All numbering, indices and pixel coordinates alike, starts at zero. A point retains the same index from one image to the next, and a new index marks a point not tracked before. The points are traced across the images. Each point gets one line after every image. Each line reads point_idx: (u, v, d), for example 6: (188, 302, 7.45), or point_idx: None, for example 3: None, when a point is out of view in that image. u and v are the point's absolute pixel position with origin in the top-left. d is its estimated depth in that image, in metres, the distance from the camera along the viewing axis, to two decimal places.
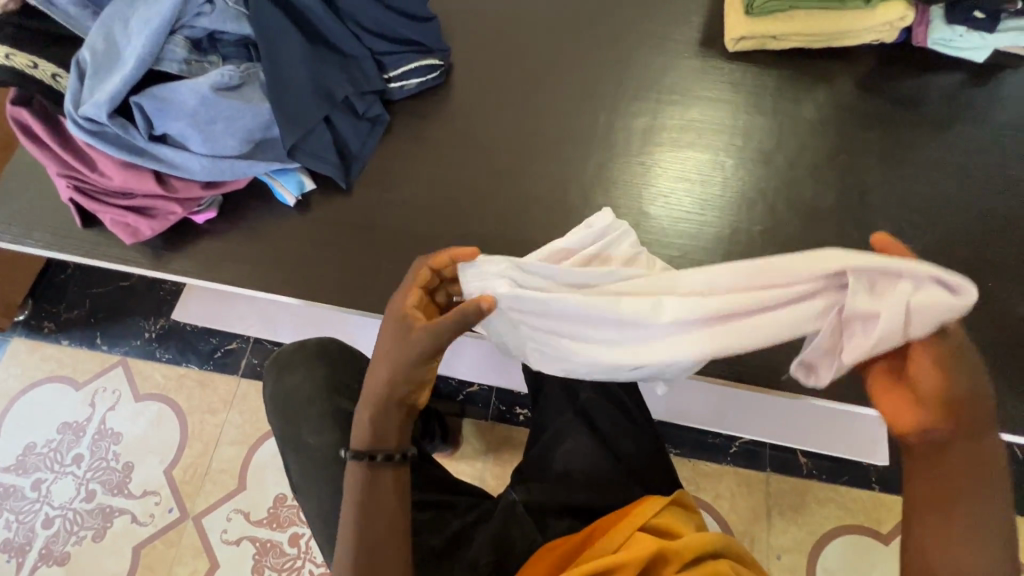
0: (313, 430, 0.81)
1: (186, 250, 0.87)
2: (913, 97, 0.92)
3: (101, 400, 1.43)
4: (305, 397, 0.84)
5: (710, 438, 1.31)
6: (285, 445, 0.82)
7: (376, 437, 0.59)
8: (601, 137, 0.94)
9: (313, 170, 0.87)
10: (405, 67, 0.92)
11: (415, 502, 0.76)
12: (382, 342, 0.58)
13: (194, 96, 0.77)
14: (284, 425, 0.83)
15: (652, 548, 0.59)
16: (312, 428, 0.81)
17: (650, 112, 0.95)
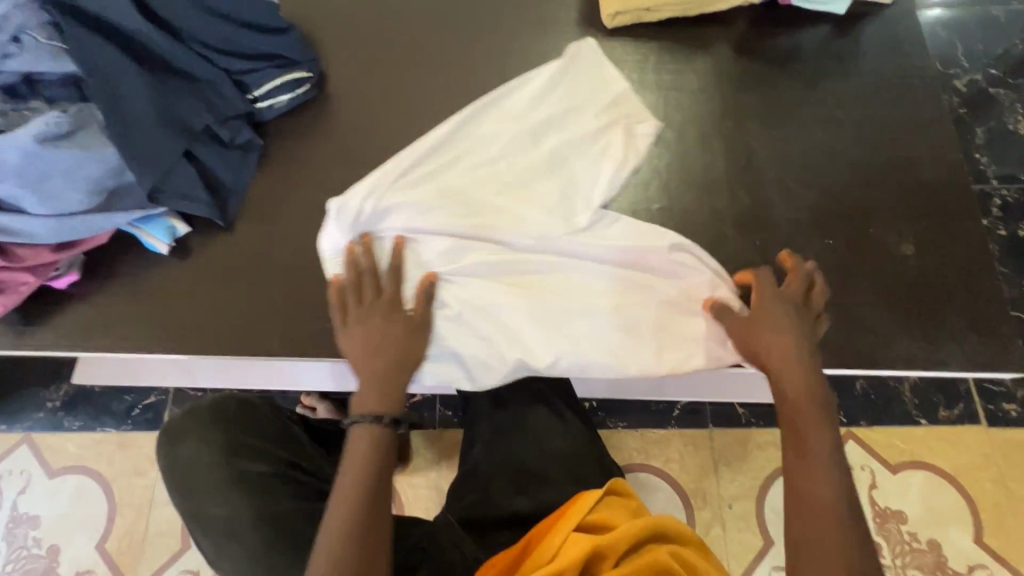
0: (217, 500, 0.78)
1: (52, 320, 0.79)
2: (787, 54, 0.94)
3: (9, 485, 1.30)
4: (203, 467, 0.79)
5: (653, 405, 1.35)
6: (189, 520, 0.78)
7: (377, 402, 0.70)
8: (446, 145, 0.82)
9: (183, 212, 0.80)
10: (268, 85, 0.85)
11: None
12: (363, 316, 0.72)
13: (16, 152, 0.68)
14: (185, 500, 0.78)
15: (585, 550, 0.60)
16: (215, 499, 0.78)
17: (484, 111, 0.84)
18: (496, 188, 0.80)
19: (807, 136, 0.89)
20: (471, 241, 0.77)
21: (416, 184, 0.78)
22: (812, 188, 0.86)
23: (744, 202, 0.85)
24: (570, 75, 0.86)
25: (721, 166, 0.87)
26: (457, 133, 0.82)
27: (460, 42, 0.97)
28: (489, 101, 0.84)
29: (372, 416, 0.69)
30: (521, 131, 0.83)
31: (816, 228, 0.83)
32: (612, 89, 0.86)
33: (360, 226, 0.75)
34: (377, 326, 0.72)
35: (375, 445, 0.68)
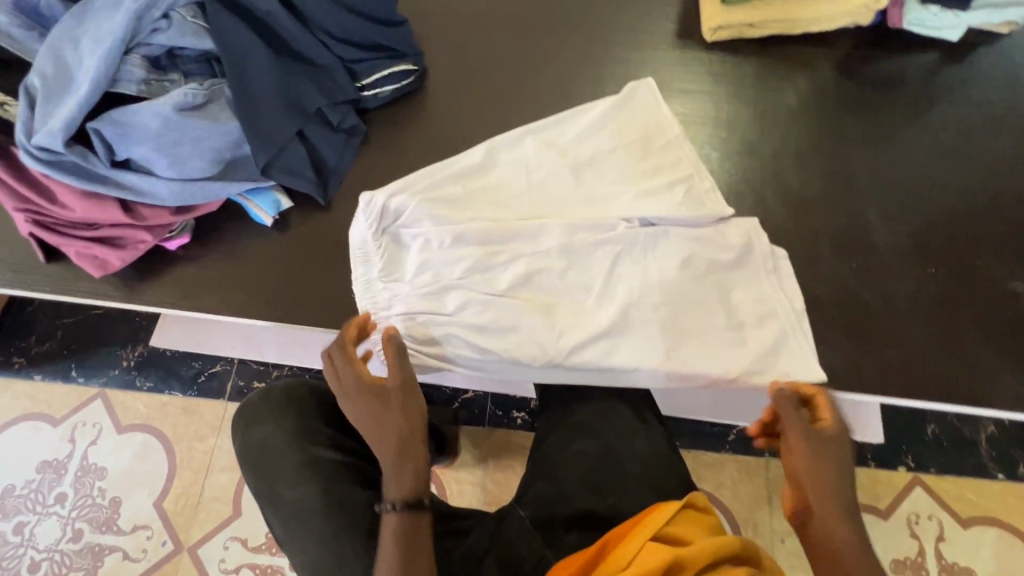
0: (291, 483, 0.80)
1: (160, 278, 0.83)
2: (891, 78, 0.92)
3: (81, 435, 1.37)
4: (276, 450, 0.82)
5: (708, 428, 1.31)
6: (263, 501, 0.80)
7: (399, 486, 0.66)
8: (490, 155, 0.84)
9: (289, 187, 0.84)
10: (378, 74, 0.88)
11: None
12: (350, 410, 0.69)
13: (156, 118, 0.73)
14: (259, 481, 0.81)
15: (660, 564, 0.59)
16: (288, 482, 0.80)
17: (542, 133, 0.85)
18: (525, 215, 0.81)
19: (909, 162, 0.86)
20: (482, 258, 0.78)
21: (442, 194, 0.80)
22: (913, 215, 0.83)
23: (842, 224, 0.83)
24: (623, 117, 0.86)
25: (817, 185, 0.86)
26: (500, 155, 0.84)
27: (559, 45, 0.99)
28: (535, 131, 0.85)
29: (391, 503, 0.66)
30: (562, 163, 0.83)
31: (917, 255, 0.81)
32: (664, 134, 0.84)
33: (384, 220, 0.79)
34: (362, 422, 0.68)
35: (404, 490, 0.67)
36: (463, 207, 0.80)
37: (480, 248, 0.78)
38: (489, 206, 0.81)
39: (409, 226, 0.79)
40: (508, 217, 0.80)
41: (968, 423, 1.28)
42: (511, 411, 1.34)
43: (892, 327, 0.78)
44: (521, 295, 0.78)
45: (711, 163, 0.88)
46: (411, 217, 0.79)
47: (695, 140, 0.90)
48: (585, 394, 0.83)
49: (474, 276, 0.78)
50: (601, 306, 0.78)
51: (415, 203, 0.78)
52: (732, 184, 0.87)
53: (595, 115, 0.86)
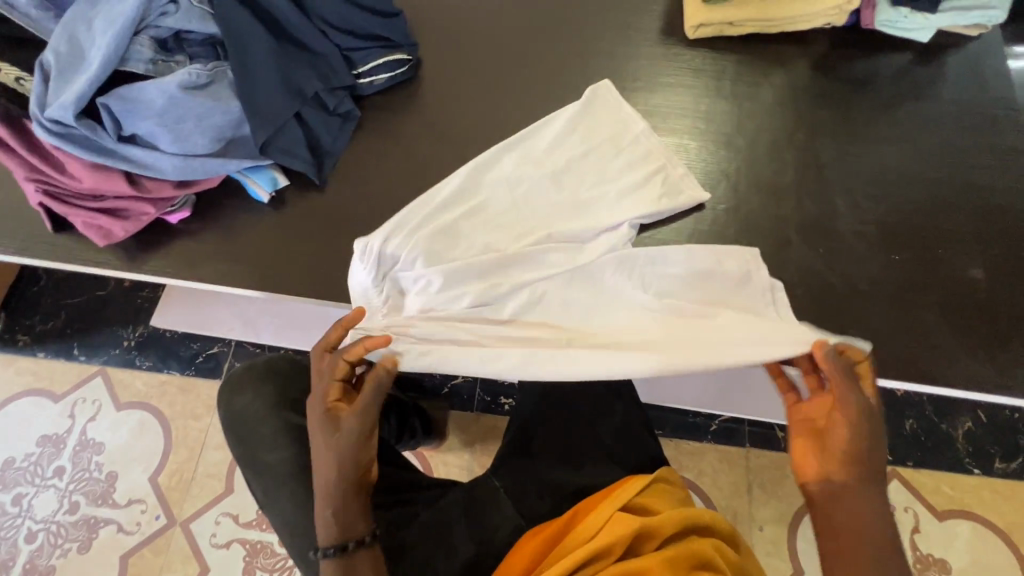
0: (269, 447, 0.83)
1: (160, 249, 0.88)
2: (864, 77, 0.96)
3: (81, 411, 1.41)
4: (257, 417, 0.85)
5: (691, 418, 1.35)
6: (245, 465, 0.84)
7: (346, 528, 0.68)
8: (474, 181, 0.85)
9: (285, 166, 0.88)
10: (373, 63, 0.93)
11: (387, 502, 0.79)
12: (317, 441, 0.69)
13: (162, 95, 0.77)
14: (241, 447, 0.84)
15: (628, 532, 0.63)
16: (268, 446, 0.83)
17: (519, 153, 0.87)
18: (521, 233, 0.82)
19: (878, 155, 0.90)
20: (486, 279, 0.78)
21: (435, 228, 0.80)
22: (880, 205, 0.86)
23: (812, 213, 0.87)
24: (588, 120, 0.90)
25: (789, 175, 0.90)
26: (487, 179, 0.85)
27: (548, 40, 1.03)
28: (518, 155, 0.87)
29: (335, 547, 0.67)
30: (548, 177, 0.85)
31: (882, 242, 0.84)
32: (632, 129, 0.89)
33: (381, 266, 0.77)
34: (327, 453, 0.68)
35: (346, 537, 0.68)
36: (459, 239, 0.81)
37: (484, 280, 0.78)
38: (487, 232, 0.82)
39: (407, 267, 0.77)
40: (505, 239, 0.82)
41: (945, 418, 1.30)
42: (499, 397, 1.37)
43: (858, 310, 0.81)
44: (531, 320, 0.78)
45: (689, 153, 0.92)
46: (411, 258, 0.77)
47: (680, 150, 0.93)
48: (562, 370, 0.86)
49: (483, 305, 0.77)
50: (611, 326, 0.77)
51: (412, 243, 0.78)
52: (708, 173, 0.90)
53: (565, 128, 0.88)
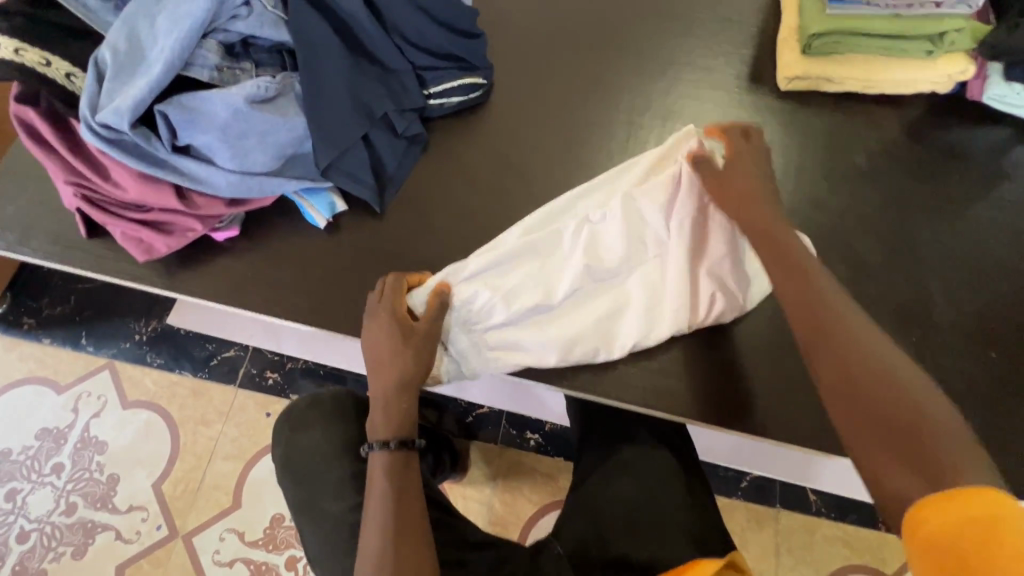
0: (333, 497, 0.80)
1: (202, 268, 0.81)
2: (963, 150, 0.91)
3: (85, 406, 1.34)
4: (321, 459, 0.82)
5: (721, 471, 1.31)
6: (301, 511, 0.81)
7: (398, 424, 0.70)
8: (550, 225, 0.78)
9: (346, 191, 0.81)
10: (446, 85, 0.86)
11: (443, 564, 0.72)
12: (378, 336, 0.72)
13: (226, 107, 0.70)
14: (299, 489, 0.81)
15: None
16: (331, 495, 0.80)
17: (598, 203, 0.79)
18: (594, 304, 0.76)
19: (974, 238, 0.85)
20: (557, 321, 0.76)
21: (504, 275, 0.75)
22: (976, 294, 0.81)
23: (903, 295, 0.81)
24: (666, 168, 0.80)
25: (880, 251, 0.84)
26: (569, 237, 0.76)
27: (629, 74, 0.97)
28: (607, 212, 0.76)
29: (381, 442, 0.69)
30: (626, 254, 0.75)
31: (976, 336, 0.79)
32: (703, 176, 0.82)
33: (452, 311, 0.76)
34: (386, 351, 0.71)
35: (394, 463, 0.69)
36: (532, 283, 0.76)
37: (555, 342, 0.75)
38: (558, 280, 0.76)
39: (478, 321, 0.75)
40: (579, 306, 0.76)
41: None
42: (525, 432, 1.32)
43: None
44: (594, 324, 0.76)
45: None
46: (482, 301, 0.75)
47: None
48: (628, 434, 0.80)
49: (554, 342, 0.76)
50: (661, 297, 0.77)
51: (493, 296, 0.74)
52: None
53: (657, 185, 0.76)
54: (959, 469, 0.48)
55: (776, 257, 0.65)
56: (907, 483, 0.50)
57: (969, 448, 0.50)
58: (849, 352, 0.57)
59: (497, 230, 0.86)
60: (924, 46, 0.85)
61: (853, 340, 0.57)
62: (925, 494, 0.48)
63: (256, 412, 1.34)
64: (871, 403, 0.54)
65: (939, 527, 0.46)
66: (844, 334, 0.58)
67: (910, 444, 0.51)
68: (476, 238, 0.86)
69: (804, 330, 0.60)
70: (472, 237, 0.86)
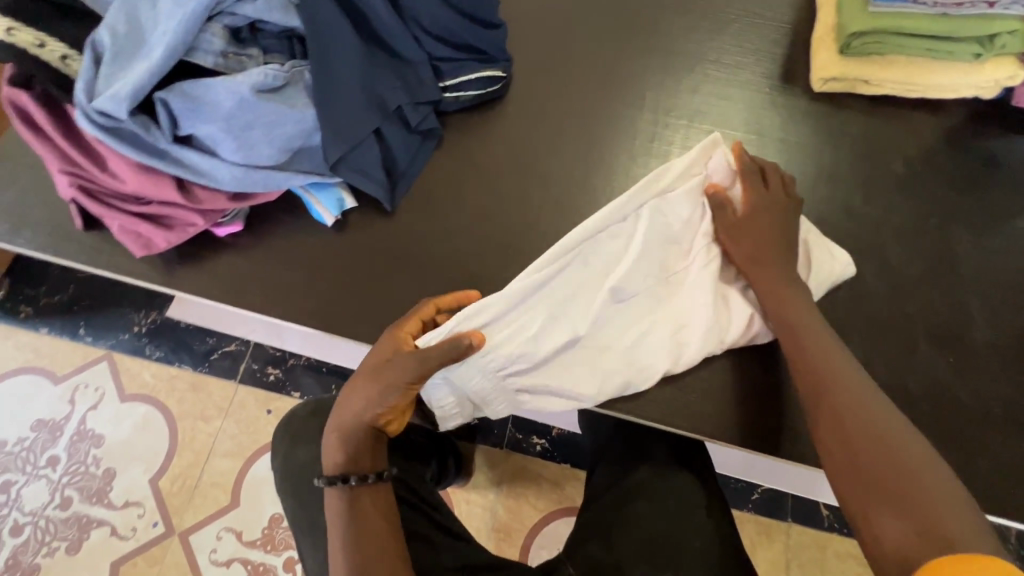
0: None
1: (203, 265, 0.77)
2: (1006, 159, 0.86)
3: (82, 398, 1.31)
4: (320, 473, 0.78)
5: (733, 483, 1.27)
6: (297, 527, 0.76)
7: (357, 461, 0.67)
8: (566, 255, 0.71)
9: (356, 187, 0.77)
10: (464, 77, 0.82)
11: None
12: (364, 369, 0.66)
13: (231, 96, 0.66)
14: (295, 504, 0.77)
15: None
16: None
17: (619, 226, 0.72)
18: (630, 327, 0.72)
19: (1016, 253, 0.80)
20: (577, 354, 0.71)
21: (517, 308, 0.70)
22: (1017, 314, 0.77)
23: (941, 311, 0.77)
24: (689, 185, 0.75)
25: (918, 265, 0.80)
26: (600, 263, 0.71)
27: (654, 69, 0.92)
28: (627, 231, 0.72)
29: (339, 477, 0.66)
30: (658, 272, 0.72)
31: (1018, 357, 0.75)
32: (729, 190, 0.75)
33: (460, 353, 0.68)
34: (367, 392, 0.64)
35: (351, 502, 0.66)
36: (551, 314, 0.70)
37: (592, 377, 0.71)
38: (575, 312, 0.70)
39: (506, 365, 0.69)
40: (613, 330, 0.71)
41: None
42: (531, 436, 1.28)
43: (986, 433, 0.72)
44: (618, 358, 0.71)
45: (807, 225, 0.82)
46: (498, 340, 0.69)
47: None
48: (647, 449, 0.76)
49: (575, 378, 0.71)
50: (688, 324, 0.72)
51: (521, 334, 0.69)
52: None
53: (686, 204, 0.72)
54: (946, 521, 0.50)
55: (781, 310, 0.67)
56: (897, 532, 0.51)
57: (961, 505, 0.52)
58: (845, 406, 0.59)
59: (513, 231, 0.82)
60: (970, 49, 0.79)
61: (850, 396, 0.59)
62: (919, 548, 0.50)
63: (257, 409, 1.31)
64: (866, 458, 0.56)
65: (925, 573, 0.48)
66: (842, 390, 0.60)
67: (901, 496, 0.53)
68: (491, 239, 0.82)
69: (804, 385, 0.63)
70: (487, 238, 0.82)
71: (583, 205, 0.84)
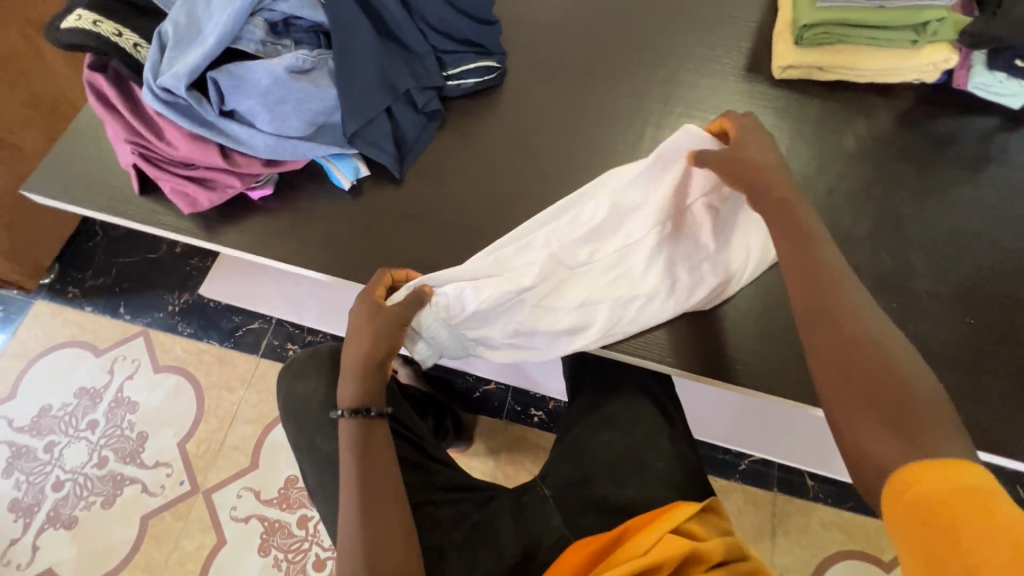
0: (326, 436, 0.86)
1: (238, 224, 0.90)
2: (949, 136, 0.96)
3: (120, 369, 1.44)
4: (317, 404, 0.88)
5: (721, 455, 1.31)
6: (299, 449, 0.87)
7: (366, 398, 0.74)
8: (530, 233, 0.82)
9: (370, 158, 0.90)
10: (464, 67, 0.95)
11: (438, 498, 0.79)
12: (354, 324, 0.75)
13: (268, 76, 0.80)
14: (299, 434, 0.87)
15: (682, 549, 0.62)
16: (327, 436, 0.86)
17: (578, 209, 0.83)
18: (580, 294, 0.81)
19: (956, 217, 0.89)
20: (542, 319, 0.81)
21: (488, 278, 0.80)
22: (955, 268, 0.86)
23: (886, 264, 0.86)
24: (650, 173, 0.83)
25: (866, 226, 0.89)
26: (560, 240, 0.81)
27: (633, 62, 1.05)
28: (590, 216, 0.81)
29: (351, 409, 0.73)
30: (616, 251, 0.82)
31: (955, 305, 0.84)
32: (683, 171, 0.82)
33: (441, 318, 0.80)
34: (361, 338, 0.74)
35: (364, 434, 0.72)
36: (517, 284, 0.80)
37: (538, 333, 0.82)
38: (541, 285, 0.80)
39: (453, 317, 0.80)
40: (563, 296, 0.81)
41: None
42: (529, 409, 1.36)
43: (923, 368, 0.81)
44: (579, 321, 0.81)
45: None
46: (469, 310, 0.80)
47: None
48: (617, 387, 0.85)
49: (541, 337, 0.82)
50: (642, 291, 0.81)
51: (472, 297, 0.79)
52: None
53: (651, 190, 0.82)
54: (936, 440, 0.48)
55: (780, 229, 0.65)
56: (883, 445, 0.49)
57: (945, 416, 0.49)
58: (840, 312, 0.56)
59: (506, 199, 0.94)
60: (907, 36, 0.91)
61: (849, 310, 0.56)
62: (902, 461, 0.48)
63: None
64: (855, 370, 0.53)
65: (923, 495, 0.45)
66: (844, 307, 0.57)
67: (890, 407, 0.50)
68: (486, 205, 0.93)
69: (803, 298, 0.59)
70: (483, 204, 0.93)
71: (567, 177, 0.96)
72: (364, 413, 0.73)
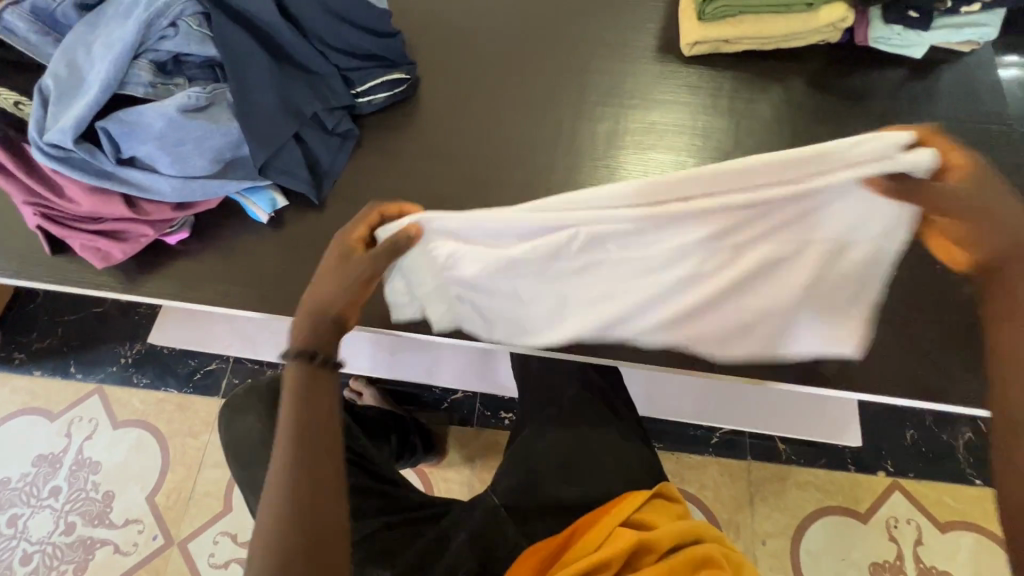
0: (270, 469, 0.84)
1: (159, 271, 0.88)
2: (859, 92, 0.97)
3: (77, 430, 1.40)
4: (257, 438, 0.87)
5: (692, 431, 1.31)
6: (244, 487, 0.85)
7: (314, 347, 0.64)
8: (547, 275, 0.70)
9: (285, 187, 0.88)
10: (372, 82, 0.93)
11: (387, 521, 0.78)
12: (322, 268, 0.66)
13: (160, 118, 0.77)
14: (241, 468, 0.86)
15: (630, 540, 0.62)
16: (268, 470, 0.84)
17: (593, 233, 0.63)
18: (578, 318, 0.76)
19: None
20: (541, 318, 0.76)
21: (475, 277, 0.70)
22: None
23: None
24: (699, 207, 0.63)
25: None
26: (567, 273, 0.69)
27: (546, 55, 1.04)
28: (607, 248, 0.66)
29: (296, 356, 0.63)
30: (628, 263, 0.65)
31: None
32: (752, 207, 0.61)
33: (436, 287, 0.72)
34: (332, 279, 0.64)
35: (304, 386, 0.62)
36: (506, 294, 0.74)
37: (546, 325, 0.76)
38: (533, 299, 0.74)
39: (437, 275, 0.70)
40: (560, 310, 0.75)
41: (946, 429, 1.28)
42: (499, 412, 1.36)
43: None
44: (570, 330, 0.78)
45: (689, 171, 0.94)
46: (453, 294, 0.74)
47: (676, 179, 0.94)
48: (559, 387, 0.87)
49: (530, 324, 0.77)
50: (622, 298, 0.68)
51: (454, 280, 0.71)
52: None
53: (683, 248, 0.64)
54: None
55: None
56: None
57: None
58: None
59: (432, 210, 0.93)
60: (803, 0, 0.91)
61: None
62: None
63: None
64: None
65: None
66: None
67: None
68: None
69: None
70: None
71: (491, 180, 0.95)
72: (308, 360, 0.62)
